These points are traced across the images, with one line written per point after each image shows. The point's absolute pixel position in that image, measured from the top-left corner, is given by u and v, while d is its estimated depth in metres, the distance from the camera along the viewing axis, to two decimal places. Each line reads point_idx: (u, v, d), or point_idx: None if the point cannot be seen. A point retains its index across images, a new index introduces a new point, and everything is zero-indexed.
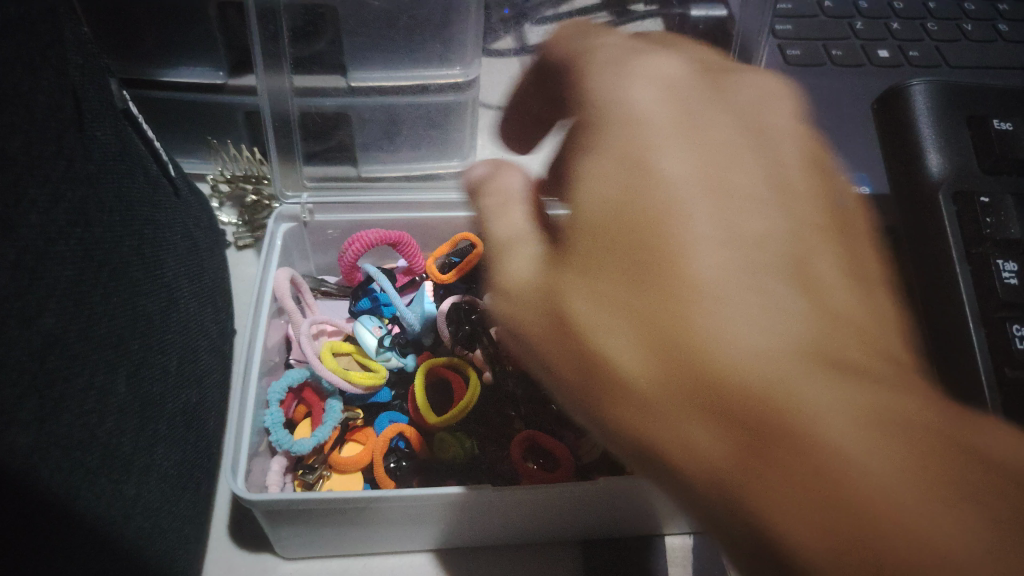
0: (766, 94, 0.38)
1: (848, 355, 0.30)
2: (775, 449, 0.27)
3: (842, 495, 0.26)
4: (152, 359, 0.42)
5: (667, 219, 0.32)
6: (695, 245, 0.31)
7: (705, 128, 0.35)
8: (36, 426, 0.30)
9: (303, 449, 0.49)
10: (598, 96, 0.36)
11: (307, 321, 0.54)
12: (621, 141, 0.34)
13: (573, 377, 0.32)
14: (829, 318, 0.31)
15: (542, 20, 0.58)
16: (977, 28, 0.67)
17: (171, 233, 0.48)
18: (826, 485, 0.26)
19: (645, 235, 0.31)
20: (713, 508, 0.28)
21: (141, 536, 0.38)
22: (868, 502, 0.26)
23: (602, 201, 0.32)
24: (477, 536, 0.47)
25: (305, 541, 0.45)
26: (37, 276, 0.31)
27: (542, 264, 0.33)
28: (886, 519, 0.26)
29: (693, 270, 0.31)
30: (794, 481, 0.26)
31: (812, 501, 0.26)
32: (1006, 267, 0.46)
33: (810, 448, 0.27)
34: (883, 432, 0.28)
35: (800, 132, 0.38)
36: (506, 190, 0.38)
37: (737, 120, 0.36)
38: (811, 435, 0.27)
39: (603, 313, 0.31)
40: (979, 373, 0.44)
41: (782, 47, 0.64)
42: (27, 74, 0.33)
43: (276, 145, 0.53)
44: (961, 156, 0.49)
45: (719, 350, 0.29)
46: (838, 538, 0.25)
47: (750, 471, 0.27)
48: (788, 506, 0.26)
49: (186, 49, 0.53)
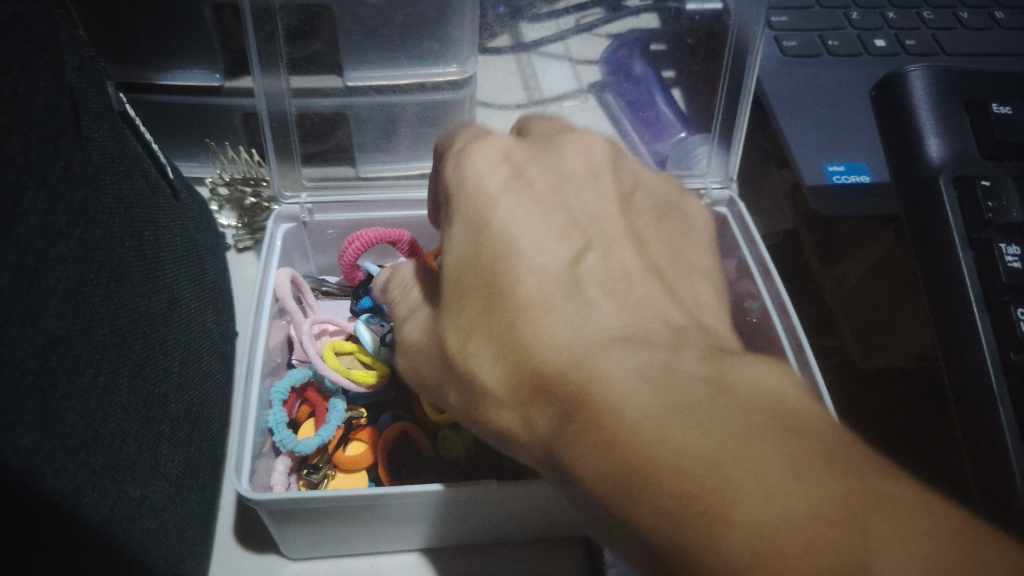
0: (586, 151, 0.44)
1: (702, 379, 0.33)
2: (638, 467, 0.29)
3: (705, 500, 0.28)
4: (154, 360, 0.42)
5: (503, 256, 0.36)
6: (537, 294, 0.35)
7: (537, 191, 0.40)
8: (40, 426, 0.30)
9: (308, 448, 0.49)
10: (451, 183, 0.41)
11: (307, 321, 0.54)
12: (468, 211, 0.38)
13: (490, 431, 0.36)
14: (651, 333, 0.35)
15: (538, 18, 0.57)
16: (973, 15, 0.67)
17: (171, 234, 0.48)
18: (687, 492, 0.28)
19: (502, 286, 0.36)
20: (622, 535, 0.30)
21: (146, 537, 0.38)
22: (730, 503, 0.27)
23: (463, 262, 0.37)
24: (483, 533, 0.47)
25: (310, 541, 0.45)
26: (38, 277, 0.31)
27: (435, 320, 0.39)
28: (749, 515, 0.27)
29: (539, 316, 0.35)
30: (659, 493, 0.28)
31: (679, 506, 0.28)
32: (1008, 250, 0.46)
33: (666, 462, 0.29)
34: (743, 441, 0.29)
35: (594, 187, 0.43)
36: (403, 280, 0.46)
37: (565, 185, 0.42)
38: (666, 449, 0.29)
39: (486, 364, 0.35)
40: (984, 357, 0.44)
41: (779, 38, 0.64)
42: (24, 76, 0.33)
43: (274, 146, 0.53)
44: (961, 141, 0.49)
45: (578, 381, 0.33)
46: (714, 540, 0.27)
47: (625, 490, 0.29)
48: (662, 517, 0.28)
49: (182, 52, 0.54)
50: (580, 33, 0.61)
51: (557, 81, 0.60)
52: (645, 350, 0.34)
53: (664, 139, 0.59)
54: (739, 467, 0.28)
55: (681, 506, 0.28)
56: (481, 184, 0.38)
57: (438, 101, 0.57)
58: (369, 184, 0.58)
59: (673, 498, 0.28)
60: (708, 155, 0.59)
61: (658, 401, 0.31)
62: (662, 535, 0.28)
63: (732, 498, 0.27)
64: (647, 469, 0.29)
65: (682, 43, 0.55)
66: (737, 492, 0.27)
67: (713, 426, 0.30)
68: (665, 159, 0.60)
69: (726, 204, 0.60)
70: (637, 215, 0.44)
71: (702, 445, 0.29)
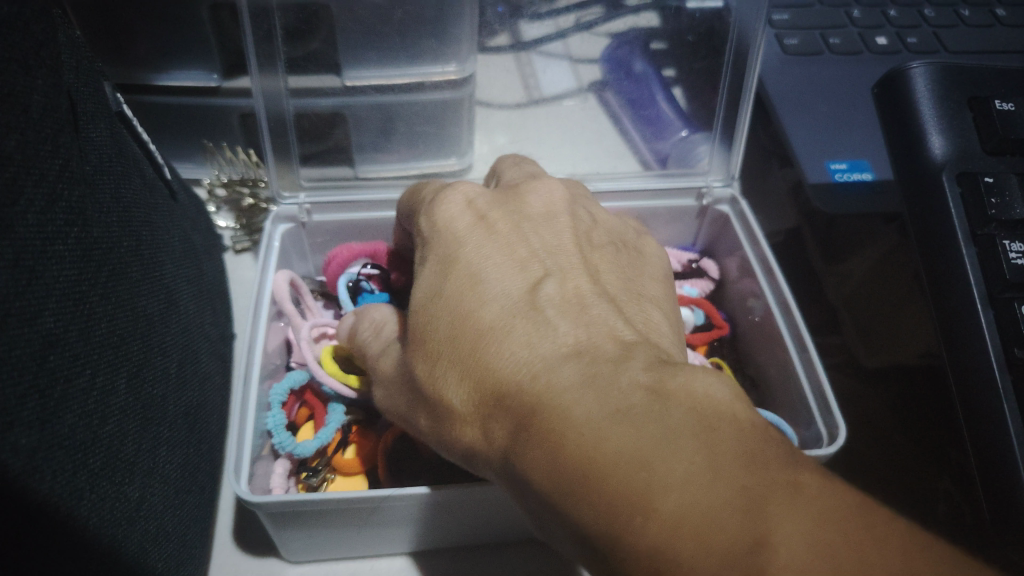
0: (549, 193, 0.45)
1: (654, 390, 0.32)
2: (590, 472, 0.29)
3: (655, 501, 0.27)
4: (153, 361, 0.41)
5: (464, 287, 0.37)
6: (496, 318, 0.36)
7: (501, 227, 0.41)
8: (38, 427, 0.30)
9: (306, 451, 0.49)
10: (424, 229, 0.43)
11: (306, 324, 0.54)
12: (438, 252, 0.40)
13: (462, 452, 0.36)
14: (603, 348, 0.35)
15: (538, 17, 0.56)
16: (975, 13, 0.67)
17: (168, 235, 0.47)
18: (637, 495, 0.27)
19: (462, 312, 0.36)
20: (589, 548, 0.29)
21: (145, 539, 0.38)
22: (681, 503, 0.26)
23: (427, 294, 0.38)
24: (485, 535, 0.47)
25: (310, 544, 0.45)
26: (35, 276, 0.31)
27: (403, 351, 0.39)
28: (699, 514, 0.26)
29: (500, 338, 0.35)
30: (611, 499, 0.28)
31: (631, 510, 0.27)
32: (1012, 247, 0.45)
33: (616, 468, 0.28)
34: (692, 442, 0.29)
35: (562, 219, 0.44)
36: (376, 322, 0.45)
37: (531, 220, 0.42)
38: (616, 455, 0.29)
39: (452, 386, 0.35)
40: (989, 355, 0.44)
41: (780, 36, 0.63)
42: (22, 74, 0.33)
43: (271, 146, 0.53)
44: (964, 138, 0.48)
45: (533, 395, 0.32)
46: (670, 541, 0.26)
47: (580, 498, 0.29)
48: (618, 523, 0.27)
49: (179, 53, 0.53)
50: (580, 31, 0.59)
51: (557, 81, 0.62)
52: (592, 363, 0.33)
53: (666, 138, 0.61)
54: (666, 458, 0.28)
55: (614, 501, 0.28)
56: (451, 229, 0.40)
57: (436, 101, 0.57)
58: (368, 184, 0.58)
59: (607, 493, 0.28)
60: (709, 154, 0.58)
61: (601, 407, 0.30)
62: (598, 527, 0.28)
63: (658, 489, 0.27)
64: (594, 471, 0.28)
65: (681, 40, 0.55)
66: (660, 480, 0.27)
67: (658, 430, 0.29)
68: (666, 157, 0.61)
69: (728, 202, 0.60)
70: (599, 248, 0.43)
71: (640, 450, 0.28)
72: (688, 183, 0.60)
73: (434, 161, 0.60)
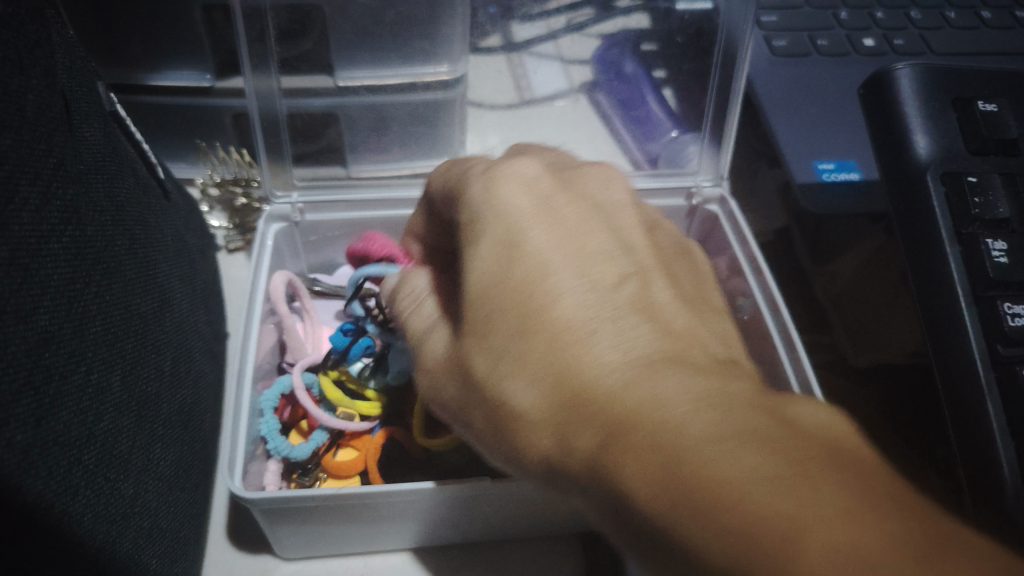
0: (610, 179, 0.40)
1: (758, 407, 0.30)
2: (710, 500, 0.26)
3: (803, 538, 0.25)
4: (147, 359, 0.42)
5: (538, 281, 0.33)
6: (585, 325, 0.32)
7: (562, 210, 0.36)
8: (33, 423, 0.30)
9: (301, 455, 0.49)
10: (466, 202, 0.37)
11: (296, 373, 0.52)
12: (495, 233, 0.34)
13: (535, 463, 0.33)
14: (696, 359, 0.33)
15: (529, 18, 0.57)
16: (960, 15, 0.68)
17: (161, 233, 0.47)
18: (780, 534, 0.25)
19: (539, 314, 0.32)
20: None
21: (138, 536, 0.38)
22: (826, 544, 0.24)
23: (489, 284, 0.33)
24: (478, 533, 0.47)
25: (304, 541, 0.45)
26: (30, 274, 0.31)
27: (452, 343, 0.37)
28: (853, 556, 0.24)
29: (593, 355, 0.31)
30: (737, 528, 0.26)
31: (772, 550, 0.25)
32: (995, 245, 0.46)
33: (743, 495, 0.26)
34: (825, 476, 0.27)
35: (630, 205, 0.39)
36: (414, 292, 0.41)
37: (593, 204, 0.37)
38: (741, 485, 0.26)
39: (529, 390, 0.32)
40: (973, 351, 0.44)
41: (769, 37, 0.64)
42: (17, 74, 0.33)
43: (264, 147, 0.53)
44: (949, 138, 0.49)
45: (638, 411, 0.30)
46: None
47: (692, 521, 0.26)
48: (750, 560, 0.25)
49: (172, 52, 0.54)
50: (571, 33, 0.61)
51: (548, 81, 0.63)
52: (703, 382, 0.31)
53: (658, 139, 0.62)
54: (809, 492, 0.26)
55: (756, 536, 0.25)
56: (509, 205, 0.35)
57: (428, 101, 0.57)
58: (361, 182, 0.58)
59: (740, 528, 0.25)
60: (698, 154, 0.59)
61: (718, 427, 0.29)
62: (720, 558, 0.26)
63: (809, 528, 0.25)
64: (726, 498, 0.26)
65: (671, 41, 0.55)
66: (806, 513, 0.25)
67: (778, 456, 0.27)
68: (656, 158, 0.62)
69: (718, 202, 0.60)
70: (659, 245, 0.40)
71: (769, 479, 0.26)
72: (677, 182, 0.60)
73: (428, 161, 0.61)
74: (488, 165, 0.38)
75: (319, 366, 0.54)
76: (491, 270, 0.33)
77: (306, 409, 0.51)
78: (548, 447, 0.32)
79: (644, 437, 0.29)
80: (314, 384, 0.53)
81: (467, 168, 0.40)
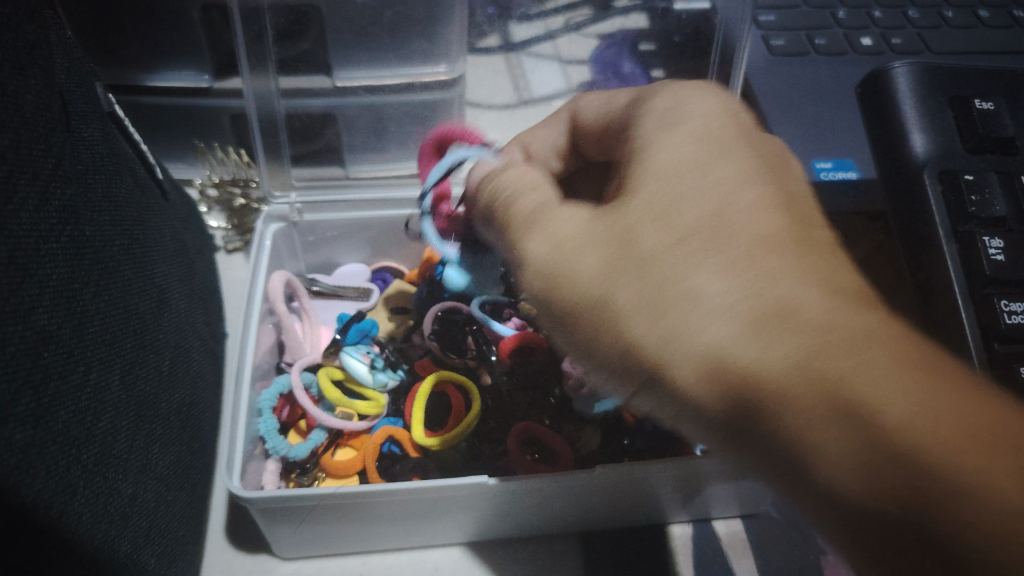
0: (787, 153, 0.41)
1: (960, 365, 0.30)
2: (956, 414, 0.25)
3: None
4: (145, 358, 0.42)
5: (739, 184, 0.32)
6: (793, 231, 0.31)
7: (764, 142, 0.36)
8: (32, 423, 0.30)
9: (300, 454, 0.50)
10: (660, 101, 0.37)
11: (295, 369, 0.52)
12: (700, 133, 0.34)
13: (683, 355, 0.29)
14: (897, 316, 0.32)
15: (526, 18, 0.56)
16: (958, 14, 0.68)
17: (160, 234, 0.48)
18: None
19: (742, 209, 0.31)
20: (901, 486, 0.24)
21: (137, 536, 0.38)
22: None
23: (686, 172, 0.33)
24: (476, 531, 0.47)
25: (302, 540, 0.45)
26: (29, 273, 0.31)
27: (597, 219, 0.34)
28: None
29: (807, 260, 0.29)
30: (975, 442, 0.24)
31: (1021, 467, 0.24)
32: (992, 243, 0.46)
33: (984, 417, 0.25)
34: None
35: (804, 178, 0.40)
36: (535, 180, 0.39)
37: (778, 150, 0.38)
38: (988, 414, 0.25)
39: (725, 274, 0.29)
40: (970, 349, 0.44)
41: (766, 37, 0.64)
42: (15, 74, 0.33)
43: (263, 147, 0.54)
44: (945, 137, 0.49)
45: (858, 314, 0.27)
46: None
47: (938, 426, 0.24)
48: (988, 467, 0.24)
49: (170, 53, 0.54)
50: (570, 32, 0.59)
51: (547, 81, 0.60)
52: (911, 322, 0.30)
53: None
54: None
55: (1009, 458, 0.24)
56: (707, 115, 0.36)
57: (427, 101, 0.57)
58: (360, 183, 0.59)
59: (975, 441, 0.24)
60: None
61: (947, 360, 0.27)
62: (955, 471, 0.24)
63: None
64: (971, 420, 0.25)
65: (669, 41, 0.56)
66: None
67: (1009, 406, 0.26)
68: None
69: None
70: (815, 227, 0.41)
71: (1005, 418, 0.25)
72: None
73: None
74: (680, 82, 0.39)
75: (318, 365, 0.55)
76: (689, 157, 0.33)
77: (304, 407, 0.51)
78: (716, 338, 0.28)
79: (866, 342, 0.26)
80: (312, 383, 0.54)
81: (654, 86, 0.40)
